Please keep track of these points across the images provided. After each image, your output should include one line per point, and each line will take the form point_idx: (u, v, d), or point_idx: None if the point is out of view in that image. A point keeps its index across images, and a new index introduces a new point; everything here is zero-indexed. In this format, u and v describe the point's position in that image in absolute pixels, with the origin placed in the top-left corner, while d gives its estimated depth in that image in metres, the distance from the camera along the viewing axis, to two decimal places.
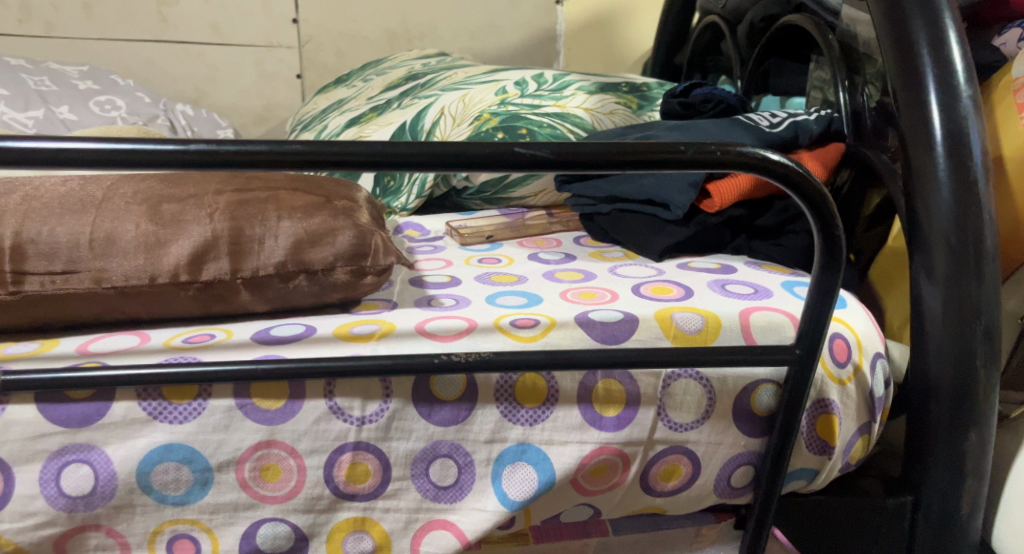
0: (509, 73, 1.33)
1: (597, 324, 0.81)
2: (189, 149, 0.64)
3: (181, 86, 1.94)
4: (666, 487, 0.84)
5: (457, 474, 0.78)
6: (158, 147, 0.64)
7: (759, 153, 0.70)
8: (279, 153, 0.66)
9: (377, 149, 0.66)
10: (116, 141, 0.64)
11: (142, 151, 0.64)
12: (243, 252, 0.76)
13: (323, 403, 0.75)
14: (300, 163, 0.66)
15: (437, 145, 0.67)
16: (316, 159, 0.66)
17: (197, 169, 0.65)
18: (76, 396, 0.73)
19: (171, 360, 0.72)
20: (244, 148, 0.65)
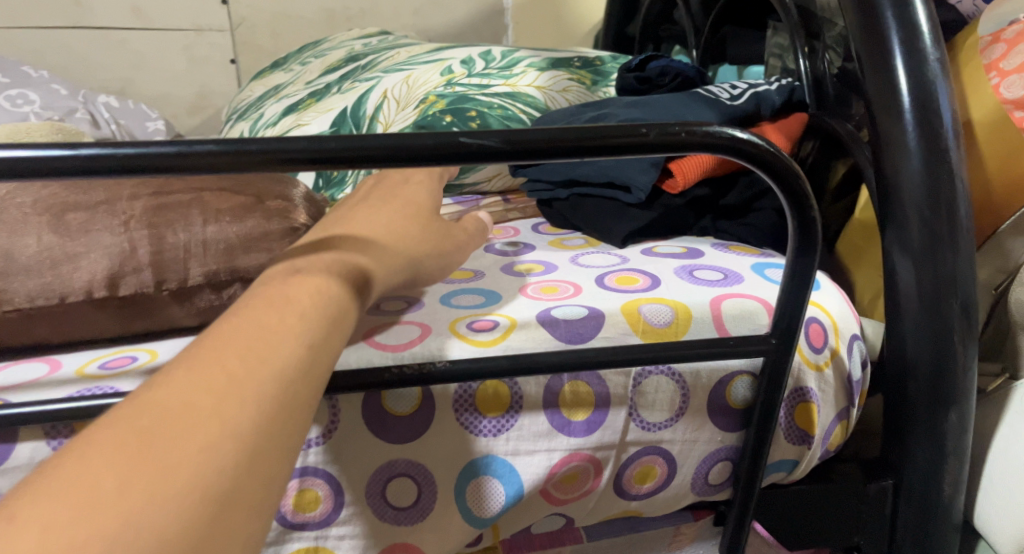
0: (454, 51, 1.25)
1: (561, 323, 0.76)
2: (84, 153, 0.57)
3: (104, 77, 1.84)
4: (641, 490, 0.79)
5: (417, 492, 0.72)
6: (48, 153, 0.57)
7: (726, 132, 0.64)
8: (189, 155, 0.59)
9: (301, 146, 0.59)
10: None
11: (31, 157, 0.56)
12: (164, 263, 0.68)
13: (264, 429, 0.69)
14: (214, 163, 0.59)
15: (367, 137, 0.60)
16: (230, 159, 0.59)
17: (97, 176, 0.58)
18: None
19: (83, 393, 0.65)
20: (145, 150, 0.58)
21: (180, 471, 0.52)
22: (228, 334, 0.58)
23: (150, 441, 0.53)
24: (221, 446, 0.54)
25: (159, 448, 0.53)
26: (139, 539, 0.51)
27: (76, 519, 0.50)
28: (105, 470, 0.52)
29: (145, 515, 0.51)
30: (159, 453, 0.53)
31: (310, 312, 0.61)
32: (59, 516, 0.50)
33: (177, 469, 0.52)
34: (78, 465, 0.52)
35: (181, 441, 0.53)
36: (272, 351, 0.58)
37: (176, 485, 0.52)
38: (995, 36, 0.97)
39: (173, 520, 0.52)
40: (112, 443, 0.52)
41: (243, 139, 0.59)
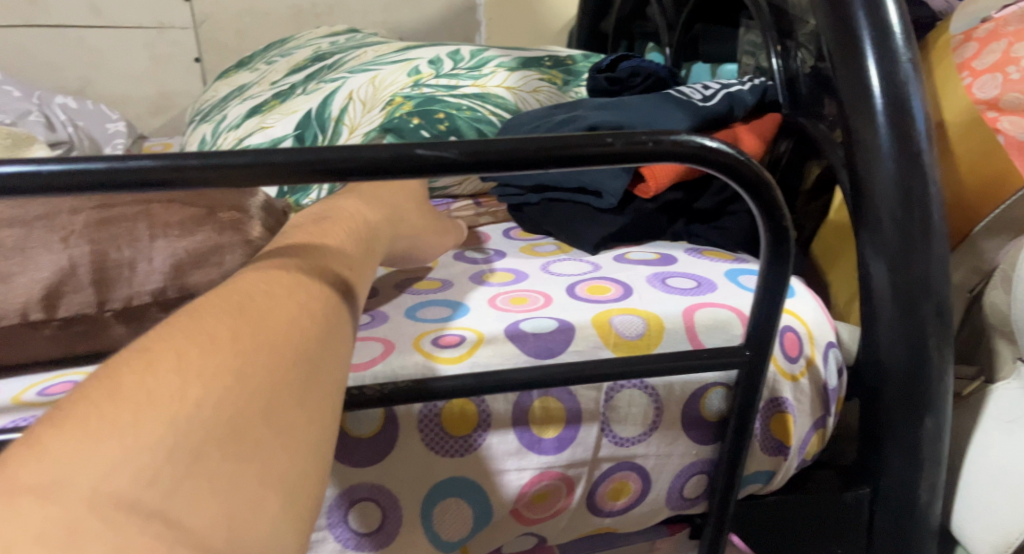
0: (421, 51, 1.22)
1: (530, 337, 0.73)
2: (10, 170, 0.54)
3: (62, 77, 1.78)
4: (615, 506, 0.77)
5: (382, 517, 0.69)
6: None
7: (695, 140, 0.61)
8: (123, 171, 0.55)
9: (246, 160, 0.56)
10: None
11: None
12: (108, 280, 0.65)
13: None
14: (150, 179, 0.55)
15: (317, 150, 0.57)
16: (169, 175, 0.55)
17: (28, 194, 0.54)
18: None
19: (15, 424, 0.62)
20: (75, 167, 0.54)
21: (272, 337, 0.56)
22: (282, 255, 0.64)
23: (241, 315, 0.56)
24: (304, 322, 0.58)
25: (250, 319, 0.56)
26: (248, 388, 0.53)
27: (185, 373, 0.52)
28: (205, 337, 0.54)
29: (249, 371, 0.54)
30: (254, 320, 0.56)
31: (342, 247, 0.68)
32: (168, 372, 0.52)
33: (270, 336, 0.56)
34: (177, 336, 0.54)
35: (271, 314, 0.57)
36: (324, 265, 0.64)
37: (272, 349, 0.55)
38: (965, 35, 0.95)
39: (274, 376, 0.55)
40: (206, 317, 0.56)
41: (182, 152, 0.56)
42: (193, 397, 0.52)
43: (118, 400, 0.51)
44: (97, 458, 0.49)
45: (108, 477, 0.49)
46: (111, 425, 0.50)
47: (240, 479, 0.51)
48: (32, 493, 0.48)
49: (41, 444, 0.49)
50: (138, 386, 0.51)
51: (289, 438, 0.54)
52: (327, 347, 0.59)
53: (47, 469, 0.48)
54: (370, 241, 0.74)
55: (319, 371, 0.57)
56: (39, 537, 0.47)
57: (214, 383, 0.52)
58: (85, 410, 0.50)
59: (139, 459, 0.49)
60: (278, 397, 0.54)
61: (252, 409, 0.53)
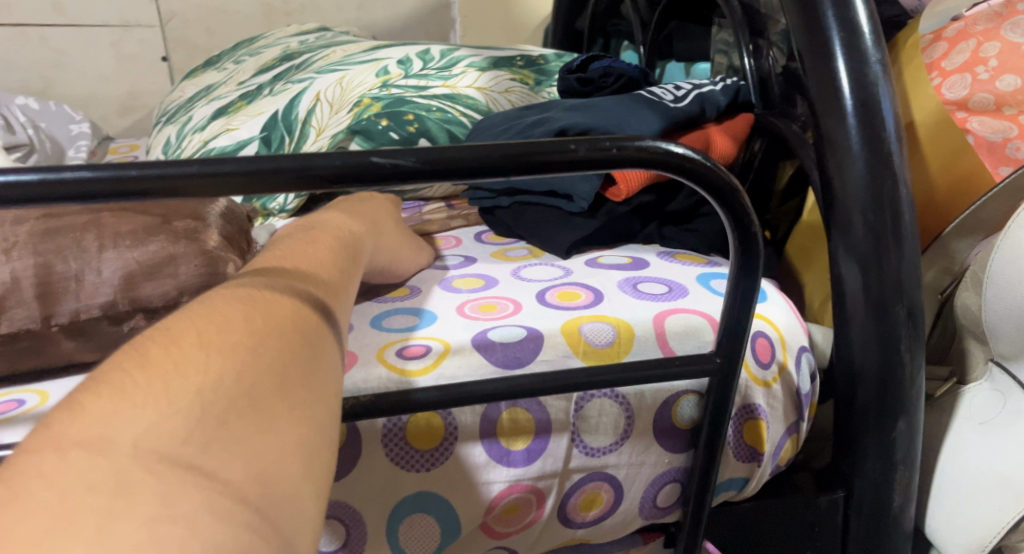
0: (390, 50, 1.20)
1: (497, 347, 0.71)
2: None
3: (24, 76, 1.75)
4: (587, 518, 0.75)
5: (346, 535, 0.67)
6: None
7: (661, 145, 0.60)
8: (64, 184, 0.53)
9: (193, 170, 0.54)
10: None
11: None
12: (54, 293, 0.63)
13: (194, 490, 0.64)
14: (93, 191, 0.53)
15: (269, 159, 0.55)
16: (112, 187, 0.53)
17: None
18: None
19: None
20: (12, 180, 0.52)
21: (284, 316, 0.56)
22: (276, 251, 0.64)
23: (255, 294, 0.57)
24: (311, 305, 0.59)
25: (263, 299, 0.57)
26: (267, 361, 0.54)
27: (207, 346, 0.53)
28: (224, 312, 0.55)
29: (265, 345, 0.54)
30: (266, 300, 0.57)
31: (333, 250, 0.68)
32: (191, 344, 0.53)
33: (282, 315, 0.56)
34: (195, 313, 0.55)
35: (282, 295, 0.58)
36: (319, 260, 0.64)
37: (285, 326, 0.56)
38: (936, 35, 0.94)
39: (289, 351, 0.55)
40: (224, 294, 0.56)
41: (121, 163, 0.54)
42: (218, 361, 0.53)
43: (148, 368, 0.51)
44: (133, 419, 0.49)
45: (145, 437, 0.49)
46: (142, 392, 0.50)
47: (265, 445, 0.52)
48: (76, 450, 0.48)
49: (78, 408, 0.50)
50: (166, 356, 0.52)
51: (306, 408, 0.54)
52: (332, 329, 0.59)
53: (87, 429, 0.49)
54: (352, 252, 0.71)
55: (328, 349, 0.58)
56: (87, 488, 0.47)
57: (237, 349, 0.53)
58: (117, 378, 0.51)
59: (171, 422, 0.50)
60: (293, 371, 0.55)
61: (271, 380, 0.53)
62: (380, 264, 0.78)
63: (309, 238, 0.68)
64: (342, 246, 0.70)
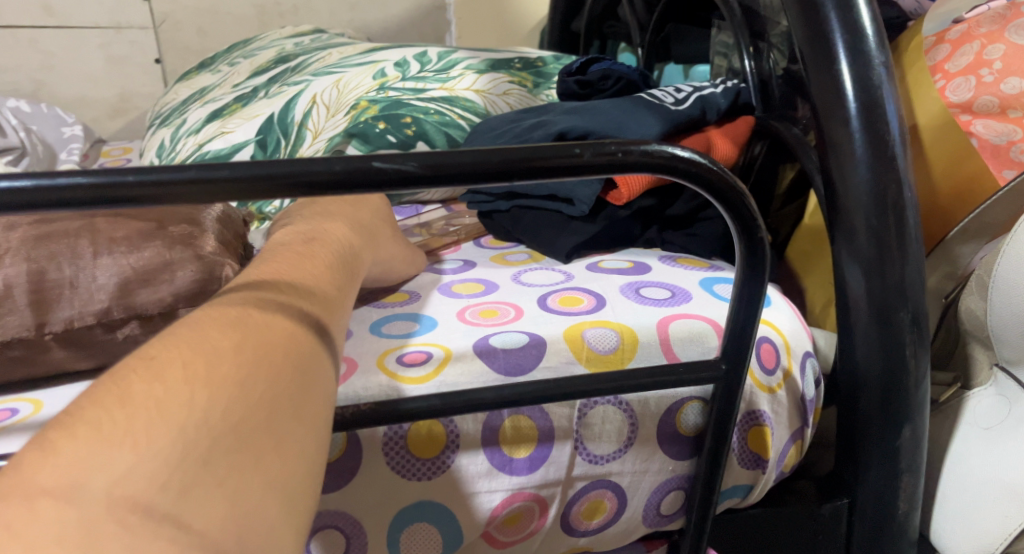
0: (387, 53, 1.19)
1: (499, 353, 0.70)
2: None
3: (15, 79, 1.74)
4: (590, 526, 0.74)
5: (346, 545, 0.66)
6: None
7: (667, 150, 0.59)
8: (57, 189, 0.52)
9: (189, 174, 0.53)
10: None
11: None
12: (47, 300, 0.62)
13: None
14: (88, 197, 0.52)
15: (270, 164, 0.54)
16: (106, 191, 0.52)
17: None
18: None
19: None
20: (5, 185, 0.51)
21: (272, 348, 0.56)
22: (268, 272, 0.64)
23: (241, 326, 0.57)
24: (298, 337, 0.59)
25: (250, 331, 0.57)
26: (251, 401, 0.54)
27: (192, 385, 0.52)
28: (210, 347, 0.55)
29: (251, 382, 0.54)
30: (254, 331, 0.57)
31: (325, 272, 0.67)
32: (175, 382, 0.52)
33: (270, 348, 0.56)
34: (179, 346, 0.54)
35: (269, 328, 0.58)
36: (310, 285, 0.64)
37: (272, 359, 0.56)
38: (939, 37, 0.94)
39: (274, 387, 0.55)
40: (210, 326, 0.56)
41: (118, 170, 0.53)
42: (200, 403, 0.52)
43: (129, 407, 0.51)
44: (110, 463, 0.49)
45: (121, 481, 0.49)
46: (121, 432, 0.50)
47: (244, 487, 0.52)
48: (48, 495, 0.48)
49: (53, 448, 0.49)
50: (148, 395, 0.52)
51: (289, 449, 0.54)
52: (318, 362, 0.59)
53: (61, 473, 0.48)
54: (349, 269, 0.71)
55: (316, 383, 0.58)
56: (58, 538, 0.47)
57: (220, 389, 0.53)
58: (95, 417, 0.50)
59: (149, 465, 0.50)
60: (277, 409, 0.55)
61: (257, 419, 0.53)
62: (373, 276, 0.79)
63: (304, 256, 0.68)
64: (339, 263, 0.71)
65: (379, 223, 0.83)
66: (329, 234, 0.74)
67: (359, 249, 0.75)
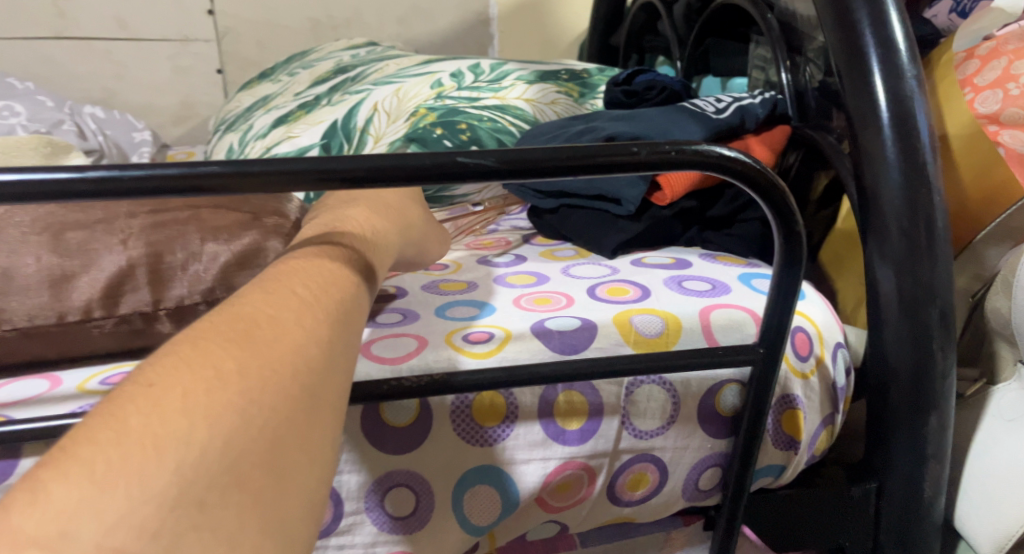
0: (443, 64, 1.27)
1: (554, 334, 0.78)
2: (88, 176, 0.59)
3: (87, 87, 1.85)
4: (634, 496, 0.81)
5: (416, 503, 0.73)
6: (54, 176, 0.58)
7: (716, 151, 0.66)
8: (193, 176, 0.60)
9: (303, 166, 0.61)
10: (8, 172, 0.58)
11: (37, 180, 0.58)
12: (165, 279, 0.70)
13: None
14: (218, 184, 0.60)
15: (371, 158, 0.62)
16: (235, 179, 0.61)
17: (103, 197, 0.59)
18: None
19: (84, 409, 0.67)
20: (151, 173, 0.59)
21: (274, 374, 0.57)
22: (285, 275, 0.64)
23: (247, 346, 0.57)
24: (308, 351, 0.59)
25: (257, 350, 0.58)
26: (248, 439, 0.55)
27: (189, 420, 0.54)
28: (212, 373, 0.56)
29: (255, 407, 0.56)
30: (260, 351, 0.58)
31: (347, 270, 0.67)
32: (172, 418, 0.54)
33: (276, 369, 0.57)
34: (181, 373, 0.55)
35: (276, 346, 0.58)
36: (327, 286, 0.64)
37: (278, 381, 0.57)
38: (969, 53, 1.01)
39: (281, 412, 0.56)
40: (214, 348, 0.57)
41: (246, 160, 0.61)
42: (198, 440, 0.54)
43: (123, 446, 0.52)
44: (101, 508, 0.51)
45: (112, 528, 0.51)
46: (115, 473, 0.52)
47: (240, 528, 0.53)
48: (41, 544, 0.50)
49: (47, 491, 0.51)
50: (143, 431, 0.53)
51: (292, 481, 0.56)
52: (329, 385, 0.59)
53: (52, 520, 0.50)
54: (371, 265, 0.71)
55: (328, 401, 0.59)
56: None
57: (220, 424, 0.54)
58: (89, 459, 0.52)
59: (141, 510, 0.51)
60: (283, 437, 0.56)
61: (255, 455, 0.55)
62: (411, 257, 0.86)
63: (327, 254, 0.68)
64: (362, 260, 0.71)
65: (412, 205, 0.89)
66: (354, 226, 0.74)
67: (383, 246, 0.76)
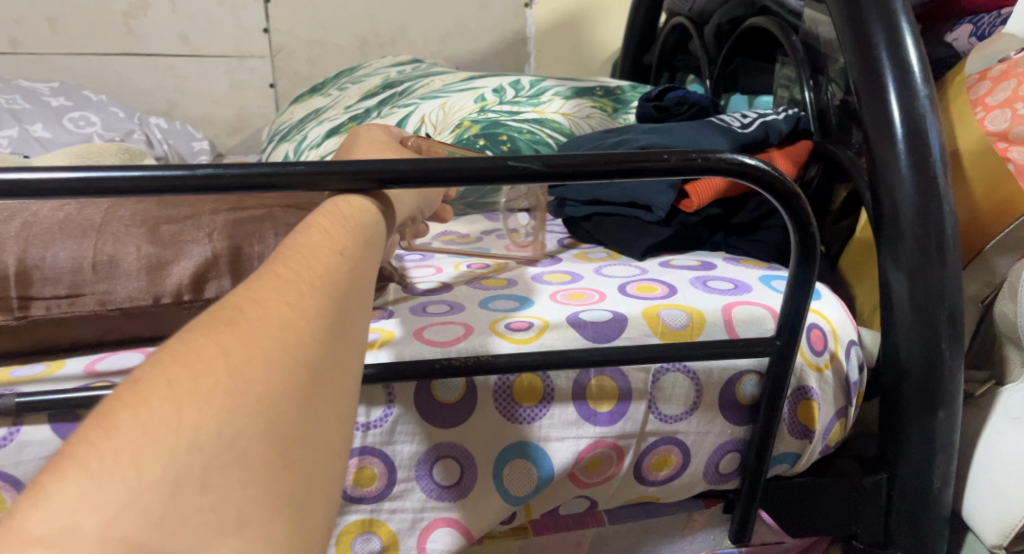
0: (486, 80, 1.36)
1: (588, 324, 0.85)
2: (197, 174, 0.68)
3: (152, 99, 2.01)
4: (658, 477, 0.88)
5: (461, 472, 0.82)
6: (168, 173, 0.68)
7: (738, 159, 0.74)
8: (283, 174, 0.69)
9: (375, 168, 0.70)
10: (128, 169, 0.67)
11: (155, 177, 0.67)
12: (244, 271, 0.79)
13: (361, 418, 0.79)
14: (304, 181, 0.69)
15: (434, 162, 0.71)
16: (318, 178, 0.70)
17: (206, 192, 0.68)
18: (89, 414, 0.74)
19: None
20: (250, 171, 0.68)
21: (264, 356, 0.58)
22: (276, 260, 0.64)
23: (231, 329, 0.58)
24: (298, 328, 0.60)
25: (243, 332, 0.58)
26: (241, 421, 0.56)
27: (179, 407, 0.55)
28: (197, 359, 0.57)
29: (247, 385, 0.57)
30: (245, 331, 0.58)
31: (343, 241, 0.66)
32: (161, 406, 0.55)
33: (264, 346, 0.58)
34: (167, 362, 0.56)
35: (261, 325, 0.59)
36: (319, 259, 0.64)
37: (267, 358, 0.58)
38: (981, 75, 1.06)
39: (275, 389, 0.57)
40: (197, 334, 0.57)
41: (329, 164, 0.70)
42: (190, 424, 0.55)
43: (115, 438, 0.54)
44: (100, 502, 0.52)
45: (113, 520, 0.52)
46: (110, 467, 0.53)
47: (246, 506, 0.55)
48: (40, 542, 0.51)
49: (44, 491, 0.52)
50: (134, 422, 0.54)
51: (296, 456, 0.57)
52: (327, 361, 0.60)
53: (53, 518, 0.52)
54: (371, 239, 0.69)
55: (325, 374, 0.60)
56: None
57: (210, 408, 0.55)
58: (83, 454, 0.53)
59: (138, 500, 0.53)
60: (280, 411, 0.57)
61: (251, 435, 0.56)
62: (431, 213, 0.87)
63: (327, 227, 0.67)
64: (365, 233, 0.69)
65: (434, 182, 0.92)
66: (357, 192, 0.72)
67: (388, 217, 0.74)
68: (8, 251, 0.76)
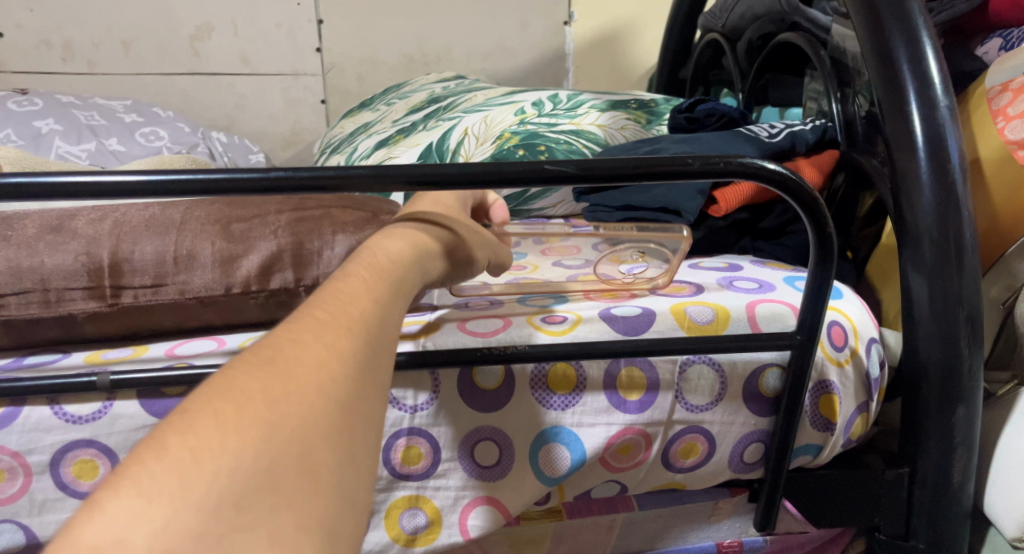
0: (526, 94, 1.44)
1: (619, 319, 0.92)
2: (269, 176, 0.76)
3: (213, 115, 2.13)
4: (685, 464, 0.94)
5: (499, 455, 0.89)
6: (244, 176, 0.76)
7: (756, 163, 0.80)
8: (343, 177, 0.77)
9: (423, 170, 0.77)
10: (209, 172, 0.75)
11: (233, 179, 0.76)
12: (305, 265, 0.87)
13: (404, 400, 0.87)
14: (364, 183, 0.77)
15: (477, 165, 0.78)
16: (372, 181, 0.77)
17: (274, 193, 0.76)
18: (171, 392, 0.84)
19: None
20: (316, 173, 0.76)
21: (299, 392, 0.65)
22: (311, 303, 0.71)
23: (271, 367, 0.66)
24: (331, 366, 0.67)
25: (281, 369, 0.66)
26: (275, 451, 0.63)
27: (222, 435, 0.62)
28: (240, 394, 0.64)
29: (283, 418, 0.64)
30: (283, 368, 0.66)
31: (368, 288, 0.74)
32: (206, 434, 0.62)
33: (300, 382, 0.65)
34: (211, 397, 0.64)
35: (298, 362, 0.66)
36: (346, 305, 0.71)
37: (302, 393, 0.65)
38: (1004, 87, 1.08)
39: (308, 421, 0.64)
40: (241, 371, 0.65)
41: (384, 169, 0.77)
42: (230, 449, 0.62)
43: (165, 461, 0.61)
44: (149, 517, 0.59)
45: (160, 533, 0.59)
46: (158, 484, 0.60)
47: (281, 524, 0.62)
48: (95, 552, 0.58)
49: (99, 507, 0.60)
50: (182, 446, 0.62)
51: (326, 483, 0.64)
52: (359, 391, 0.68)
53: (107, 528, 0.59)
54: (398, 285, 0.76)
55: (354, 407, 0.67)
56: None
57: (249, 435, 0.63)
58: (136, 473, 0.61)
59: (182, 516, 0.60)
60: (312, 442, 0.64)
61: (284, 464, 0.63)
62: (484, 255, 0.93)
63: (352, 277, 0.74)
64: (393, 280, 0.76)
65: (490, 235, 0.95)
66: (379, 248, 0.79)
67: (417, 269, 0.80)
68: (102, 246, 0.85)
